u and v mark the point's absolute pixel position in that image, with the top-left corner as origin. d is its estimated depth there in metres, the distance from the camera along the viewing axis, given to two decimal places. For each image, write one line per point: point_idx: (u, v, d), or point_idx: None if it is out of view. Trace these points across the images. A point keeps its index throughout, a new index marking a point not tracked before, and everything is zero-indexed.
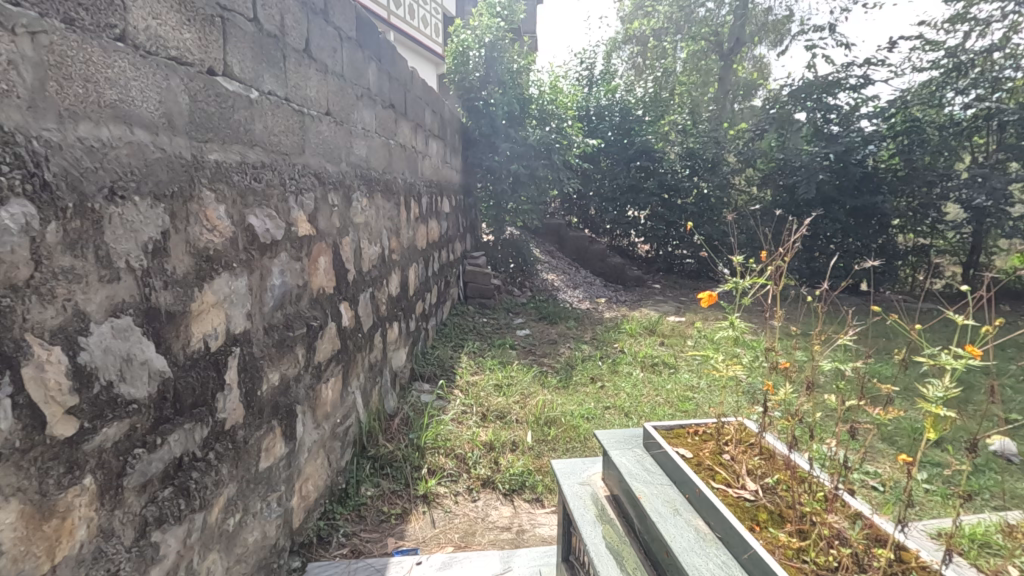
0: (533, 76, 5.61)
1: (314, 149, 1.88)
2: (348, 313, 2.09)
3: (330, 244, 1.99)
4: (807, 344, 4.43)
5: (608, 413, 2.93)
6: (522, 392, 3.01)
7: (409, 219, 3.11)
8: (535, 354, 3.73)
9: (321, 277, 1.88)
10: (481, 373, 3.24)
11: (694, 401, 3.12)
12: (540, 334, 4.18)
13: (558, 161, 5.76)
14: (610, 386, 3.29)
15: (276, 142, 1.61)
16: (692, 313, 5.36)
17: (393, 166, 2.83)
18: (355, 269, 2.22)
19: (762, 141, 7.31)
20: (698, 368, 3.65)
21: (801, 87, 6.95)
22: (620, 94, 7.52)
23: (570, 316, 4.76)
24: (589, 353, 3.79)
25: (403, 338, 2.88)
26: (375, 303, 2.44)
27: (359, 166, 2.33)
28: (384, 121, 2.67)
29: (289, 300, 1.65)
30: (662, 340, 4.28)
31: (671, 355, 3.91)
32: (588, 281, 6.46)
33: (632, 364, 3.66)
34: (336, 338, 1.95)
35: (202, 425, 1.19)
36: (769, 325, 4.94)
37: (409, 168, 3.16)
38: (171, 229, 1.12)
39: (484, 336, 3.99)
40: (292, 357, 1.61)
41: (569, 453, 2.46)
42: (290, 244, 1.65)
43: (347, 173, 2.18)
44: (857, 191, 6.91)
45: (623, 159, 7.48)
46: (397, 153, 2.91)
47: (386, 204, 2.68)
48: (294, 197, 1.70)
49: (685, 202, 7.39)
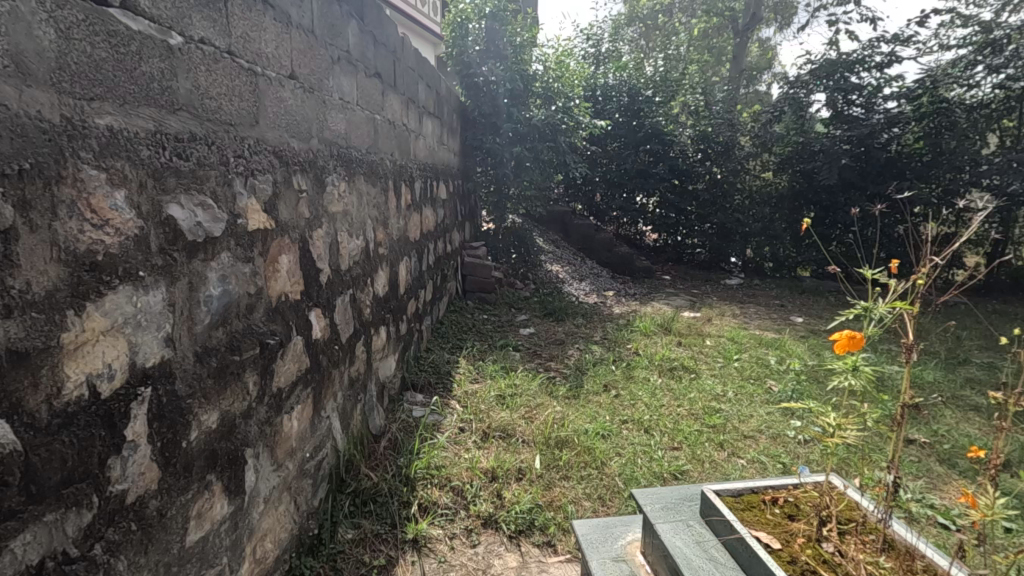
0: (538, 49, 5.14)
1: (274, 120, 1.50)
2: (320, 323, 1.73)
3: (296, 238, 1.61)
4: (836, 346, 4.07)
5: (626, 429, 2.58)
6: (528, 405, 2.67)
7: (399, 208, 2.74)
8: (540, 356, 3.38)
9: (282, 280, 1.51)
10: (482, 381, 2.90)
11: (721, 415, 2.77)
12: (546, 333, 3.82)
13: (564, 143, 5.36)
14: (625, 396, 2.94)
15: (214, 108, 1.22)
16: (708, 308, 5.00)
17: (379, 146, 2.45)
18: (331, 267, 1.85)
19: (780, 123, 6.87)
20: (723, 377, 3.28)
21: (822, 66, 6.54)
22: (631, 70, 7.00)
23: (578, 312, 4.39)
24: (601, 356, 3.42)
25: (392, 343, 2.53)
26: (356, 306, 2.08)
27: (336, 144, 1.95)
28: (368, 92, 2.28)
29: (235, 314, 1.28)
30: (679, 339, 3.91)
31: (690, 357, 3.56)
32: (595, 272, 6.07)
33: (649, 369, 3.30)
34: (302, 356, 1.58)
35: (83, 507, 0.83)
36: (792, 324, 4.60)
37: (399, 149, 2.78)
38: (18, 225, 0.75)
39: (484, 336, 3.64)
40: (238, 388, 1.25)
41: (585, 483, 2.11)
42: (235, 241, 1.27)
43: (319, 151, 1.79)
44: (880, 177, 6.53)
45: (631, 143, 7.08)
46: (385, 130, 2.52)
47: (371, 190, 2.30)
48: (241, 180, 1.32)
49: (696, 189, 7.07)
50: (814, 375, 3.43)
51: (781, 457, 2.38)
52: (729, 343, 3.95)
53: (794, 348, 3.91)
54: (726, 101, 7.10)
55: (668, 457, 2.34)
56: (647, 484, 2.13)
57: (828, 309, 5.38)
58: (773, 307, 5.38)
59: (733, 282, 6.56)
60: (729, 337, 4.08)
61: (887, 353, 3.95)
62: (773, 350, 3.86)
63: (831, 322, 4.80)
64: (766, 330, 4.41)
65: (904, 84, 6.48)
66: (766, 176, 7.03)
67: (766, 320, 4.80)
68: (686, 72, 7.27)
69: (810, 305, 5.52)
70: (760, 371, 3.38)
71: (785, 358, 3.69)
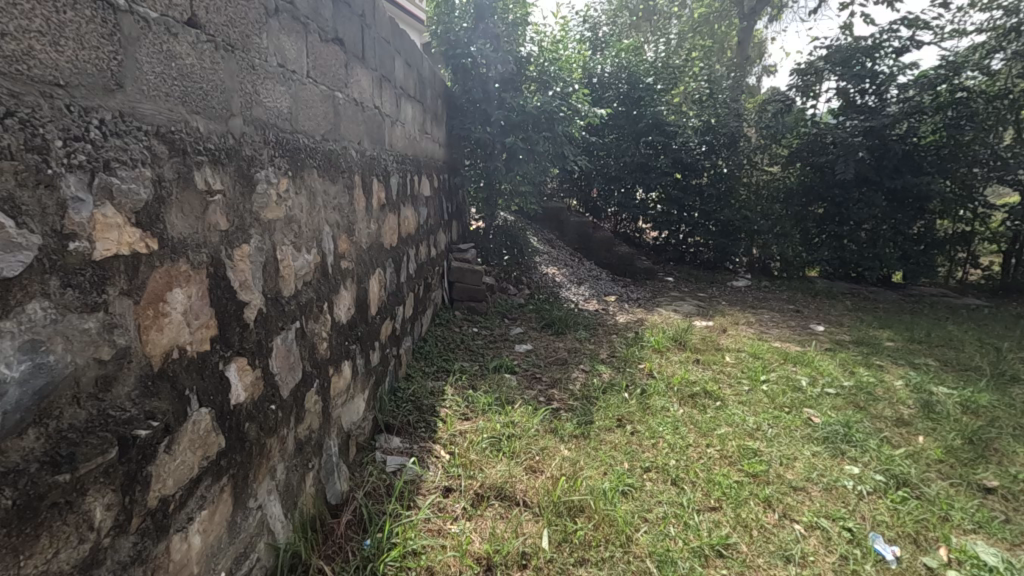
0: (533, 28, 4.62)
1: (154, 84, 0.98)
2: (243, 379, 1.22)
3: (200, 259, 1.09)
4: (869, 362, 3.63)
5: (649, 481, 2.11)
6: (530, 451, 2.18)
7: (368, 209, 2.22)
8: (540, 382, 2.88)
9: (174, 327, 1.00)
10: (472, 419, 2.41)
11: (761, 458, 2.30)
12: (545, 351, 3.33)
13: (562, 133, 4.77)
14: (644, 433, 2.47)
15: (13, 52, 0.70)
16: (720, 316, 4.55)
17: (341, 131, 1.93)
18: (263, 298, 1.34)
19: (790, 112, 6.31)
20: (754, 405, 2.81)
21: (834, 52, 6.11)
22: (632, 55, 6.48)
23: (579, 323, 3.91)
24: (611, 380, 2.94)
25: (360, 379, 2.02)
26: (306, 341, 1.57)
27: (273, 127, 1.43)
28: (323, 61, 1.75)
29: (63, 403, 0.77)
30: (696, 356, 3.43)
31: (712, 380, 3.09)
32: (594, 274, 5.59)
33: (668, 398, 2.82)
34: (212, 437, 1.08)
35: None
36: (815, 336, 4.16)
37: (369, 136, 2.26)
38: None
39: (475, 357, 3.15)
40: (64, 531, 0.74)
41: (609, 569, 1.62)
42: (62, 281, 0.76)
43: (243, 135, 1.27)
44: (896, 172, 6.12)
45: (631, 135, 6.58)
46: (348, 111, 1.99)
47: (328, 188, 1.78)
48: (81, 178, 0.80)
49: (700, 184, 6.59)
50: (854, 400, 2.98)
51: (846, 521, 1.91)
52: (753, 360, 3.49)
53: (826, 366, 3.46)
54: (733, 89, 6.60)
55: (707, 524, 1.86)
56: (686, 567, 1.65)
57: (846, 315, 4.98)
58: (788, 313, 4.96)
59: (740, 283, 6.14)
60: (751, 353, 3.62)
61: (928, 369, 3.51)
62: (803, 368, 3.40)
63: (856, 332, 4.38)
64: (788, 343, 3.97)
65: (923, 70, 5.99)
66: (774, 170, 6.59)
67: (784, 329, 4.36)
68: (690, 58, 6.76)
69: (826, 311, 5.11)
70: (795, 398, 2.92)
71: (818, 379, 3.24)
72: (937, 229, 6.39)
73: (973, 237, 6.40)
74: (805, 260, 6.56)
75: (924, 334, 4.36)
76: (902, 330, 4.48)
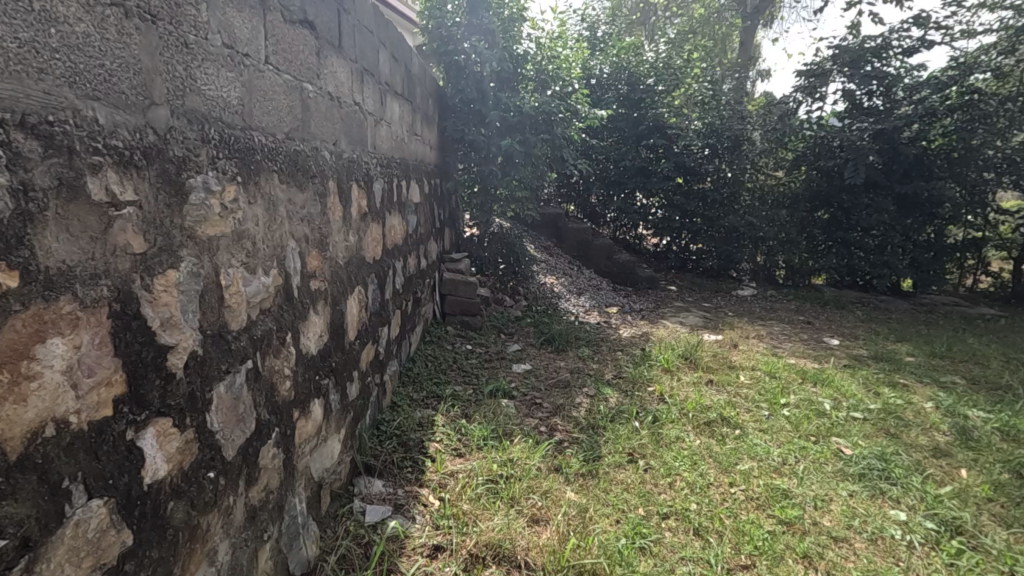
0: (529, 24, 4.36)
1: (17, 54, 0.70)
2: (166, 447, 0.93)
3: (97, 294, 0.81)
4: (893, 381, 3.37)
5: (668, 532, 1.84)
6: (531, 498, 1.91)
7: (346, 219, 1.93)
8: (541, 410, 2.60)
9: (46, 393, 0.72)
10: (466, 457, 2.13)
11: (794, 500, 2.02)
12: (545, 372, 3.05)
13: (561, 136, 4.51)
14: (659, 469, 2.20)
15: None
16: (728, 329, 4.30)
17: (311, 128, 1.65)
18: (200, 337, 1.06)
19: (795, 114, 6.08)
20: (777, 435, 2.54)
21: (840, 52, 5.89)
22: (631, 55, 6.25)
23: (581, 339, 3.64)
24: (619, 407, 2.66)
25: (335, 418, 1.74)
26: (261, 383, 1.29)
27: (217, 121, 1.15)
28: (287, 45, 1.48)
29: None
30: (709, 376, 3.17)
31: (728, 404, 2.82)
32: (594, 283, 5.33)
33: (682, 426, 2.55)
34: (111, 536, 0.80)
35: None
36: (831, 351, 3.91)
37: (347, 136, 1.98)
38: None
39: (469, 379, 2.87)
40: None
41: None
42: None
43: (170, 130, 1.00)
44: (906, 177, 5.90)
45: (631, 138, 6.35)
46: (320, 106, 1.72)
47: (293, 196, 1.50)
48: None
49: (703, 189, 6.36)
50: (884, 427, 2.71)
51: None
52: (769, 380, 3.22)
53: (848, 386, 3.19)
54: (737, 91, 6.37)
55: None
56: None
57: (860, 326, 4.74)
58: (799, 325, 4.71)
59: (745, 292, 5.90)
60: (767, 371, 3.35)
61: (957, 390, 3.25)
62: (824, 390, 3.14)
63: (872, 346, 4.12)
64: (803, 359, 3.72)
65: (933, 71, 5.76)
66: (779, 175, 6.37)
67: (798, 344, 4.10)
68: (691, 59, 6.53)
69: (838, 322, 4.87)
70: (821, 424, 2.65)
71: (841, 402, 2.98)
72: (947, 235, 6.17)
73: (985, 244, 6.18)
74: (812, 268, 6.33)
75: (945, 348, 4.12)
76: (921, 343, 4.24)
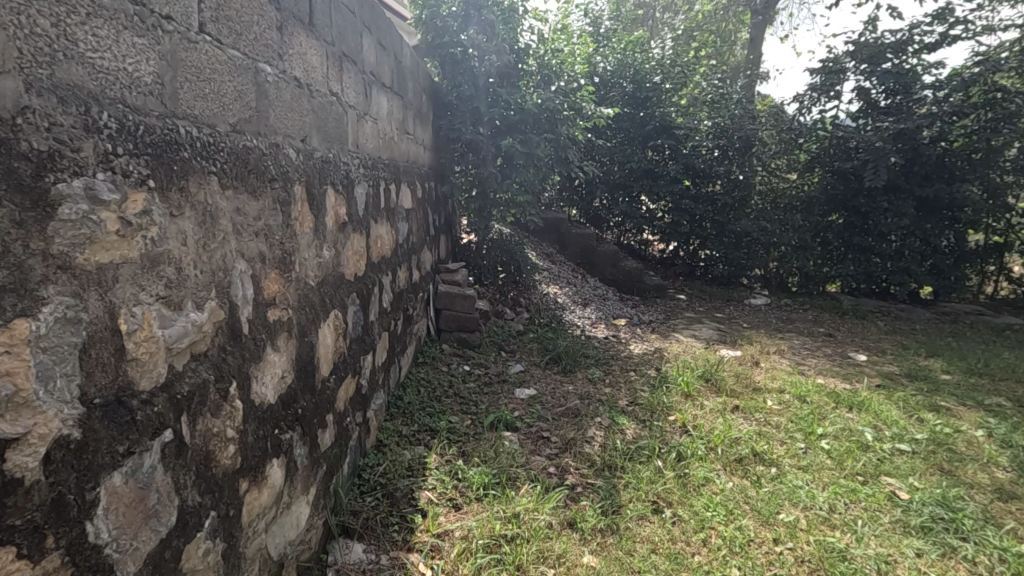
0: (532, 15, 4.06)
1: None
2: None
3: None
4: (935, 405, 3.04)
5: None
6: (542, 569, 1.59)
7: (318, 231, 1.61)
8: (548, 447, 2.28)
9: None
10: (464, 512, 1.81)
11: (854, 564, 1.71)
12: (552, 398, 2.73)
13: (564, 135, 4.19)
14: (689, 521, 1.88)
15: None
16: (746, 344, 3.97)
17: (270, 120, 1.33)
18: (78, 412, 0.73)
19: (809, 113, 5.79)
20: (819, 475, 2.21)
21: (857, 48, 5.60)
22: (637, 51, 5.93)
23: (590, 357, 3.32)
24: (637, 442, 2.34)
25: (302, 477, 1.41)
26: (188, 457, 0.96)
27: (116, 103, 0.82)
28: (236, 12, 1.16)
29: None
30: (734, 401, 2.85)
31: (759, 436, 2.50)
32: (599, 293, 5.01)
33: (711, 465, 2.22)
34: None
35: None
36: (860, 369, 3.60)
37: (320, 131, 1.66)
38: None
39: (466, 408, 2.55)
40: None
41: None
42: None
43: (26, 110, 0.67)
44: (927, 178, 5.60)
45: (637, 139, 6.04)
46: (283, 94, 1.40)
47: (241, 205, 1.18)
48: None
49: (713, 192, 6.07)
50: (937, 462, 2.39)
51: None
52: (800, 406, 2.90)
53: (888, 411, 2.87)
54: (747, 89, 6.07)
55: None
56: None
57: (885, 339, 4.43)
58: (820, 338, 4.40)
59: (758, 301, 5.59)
60: (796, 395, 3.02)
61: (1007, 415, 2.94)
62: (861, 416, 2.81)
63: (903, 362, 3.80)
64: (832, 379, 3.40)
65: (954, 69, 5.46)
66: (792, 177, 6.05)
67: (822, 360, 3.78)
68: (698, 56, 6.23)
69: (861, 334, 4.57)
70: (867, 460, 2.34)
71: (883, 431, 2.66)
72: (968, 241, 5.87)
73: (1008, 250, 5.87)
74: (827, 274, 6.02)
75: (981, 364, 3.81)
76: (954, 359, 3.93)
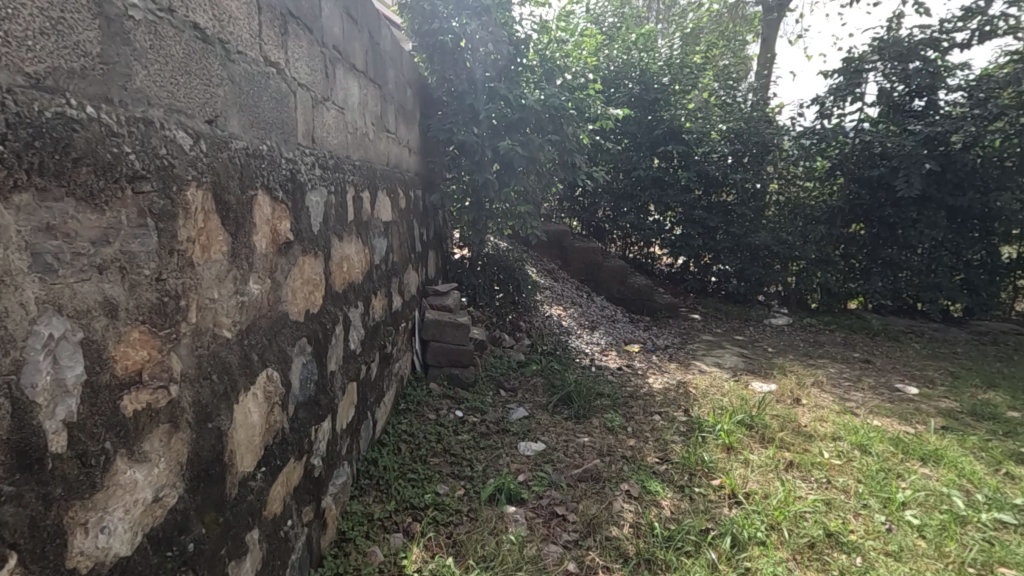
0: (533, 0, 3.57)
1: None
2: None
3: None
4: (1020, 455, 2.53)
5: None
6: None
7: (236, 256, 1.09)
8: (565, 531, 1.75)
9: None
10: None
11: None
12: (565, 456, 2.20)
13: (570, 137, 3.69)
14: None
15: None
16: (780, 374, 3.47)
17: (135, 81, 0.82)
18: None
19: (828, 117, 5.37)
20: (919, 568, 1.70)
21: (881, 46, 5.19)
22: (644, 49, 5.50)
23: (605, 396, 2.80)
24: (680, 522, 1.82)
25: None
26: None
27: None
28: None
29: None
30: (784, 454, 2.34)
31: (828, 507, 1.98)
32: (606, 313, 4.52)
33: (779, 556, 1.70)
34: None
35: None
36: (916, 406, 3.10)
37: (244, 112, 1.15)
38: None
39: (459, 472, 2.01)
40: None
41: None
42: None
43: None
44: (959, 186, 5.15)
45: (644, 144, 5.60)
46: (169, 45, 0.89)
47: (50, 219, 0.66)
48: None
49: (726, 203, 5.61)
50: None
51: None
52: (865, 459, 2.37)
53: (971, 466, 2.36)
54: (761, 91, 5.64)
55: None
56: None
57: (930, 366, 3.95)
58: (857, 365, 3.91)
59: (779, 320, 5.14)
60: (856, 444, 2.50)
61: None
62: (941, 473, 2.30)
63: (961, 396, 3.31)
64: (887, 419, 2.90)
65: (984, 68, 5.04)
66: (811, 186, 5.61)
67: (869, 394, 3.28)
68: (709, 56, 5.81)
69: (899, 359, 4.10)
70: (974, 544, 1.82)
71: (974, 495, 2.15)
72: (1002, 254, 5.41)
73: None
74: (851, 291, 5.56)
75: None
76: (1017, 391, 3.44)
